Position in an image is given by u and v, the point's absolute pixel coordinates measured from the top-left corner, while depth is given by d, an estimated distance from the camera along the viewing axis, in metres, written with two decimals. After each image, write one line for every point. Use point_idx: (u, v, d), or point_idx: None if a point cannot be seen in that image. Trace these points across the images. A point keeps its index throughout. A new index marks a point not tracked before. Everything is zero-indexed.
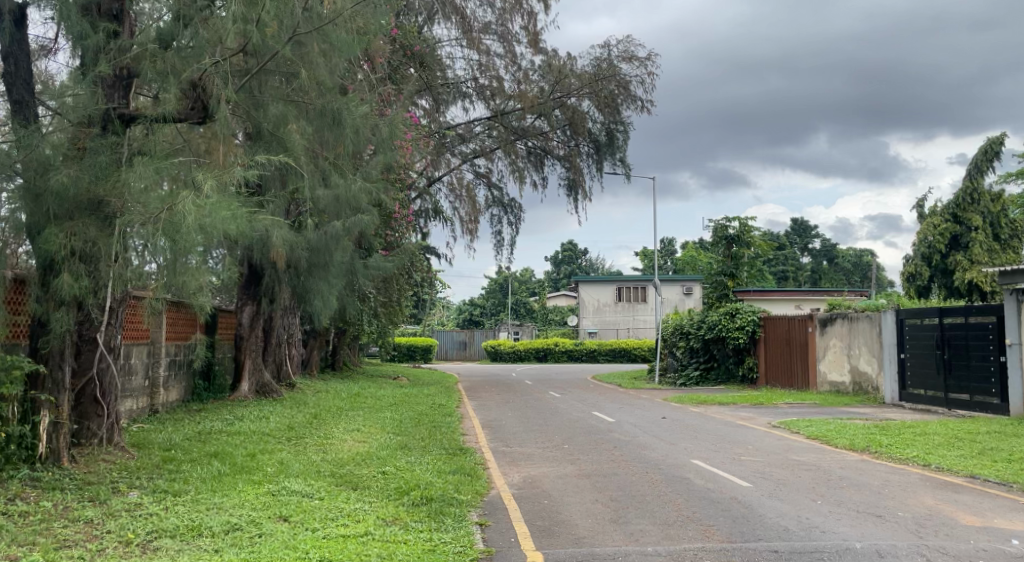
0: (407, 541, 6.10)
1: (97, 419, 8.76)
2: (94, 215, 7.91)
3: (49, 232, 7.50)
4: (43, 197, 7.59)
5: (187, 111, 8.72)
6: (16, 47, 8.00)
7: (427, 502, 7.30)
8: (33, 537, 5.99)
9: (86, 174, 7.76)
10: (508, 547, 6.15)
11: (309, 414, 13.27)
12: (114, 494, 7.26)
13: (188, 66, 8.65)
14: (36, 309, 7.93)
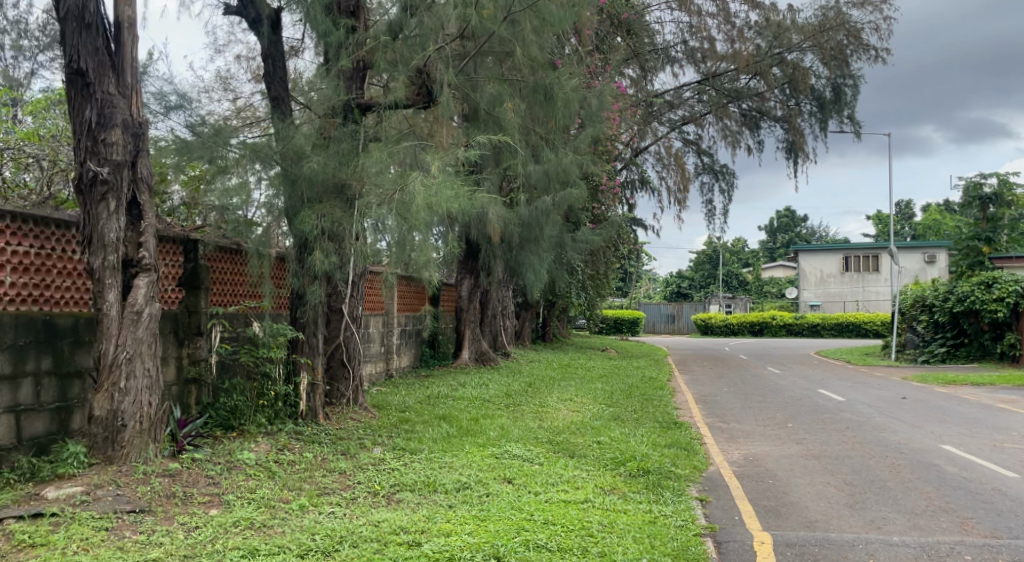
0: (627, 511, 6.27)
1: (345, 381, 9.70)
2: (339, 199, 8.62)
3: (303, 214, 8.32)
4: (298, 182, 8.47)
5: (415, 97, 9.18)
6: (274, 49, 8.86)
7: (644, 474, 7.49)
8: (300, 483, 6.67)
9: (332, 159, 8.50)
10: (731, 525, 6.20)
11: (526, 383, 13.88)
12: (362, 449, 8.04)
13: (415, 54, 9.14)
14: (294, 284, 8.85)
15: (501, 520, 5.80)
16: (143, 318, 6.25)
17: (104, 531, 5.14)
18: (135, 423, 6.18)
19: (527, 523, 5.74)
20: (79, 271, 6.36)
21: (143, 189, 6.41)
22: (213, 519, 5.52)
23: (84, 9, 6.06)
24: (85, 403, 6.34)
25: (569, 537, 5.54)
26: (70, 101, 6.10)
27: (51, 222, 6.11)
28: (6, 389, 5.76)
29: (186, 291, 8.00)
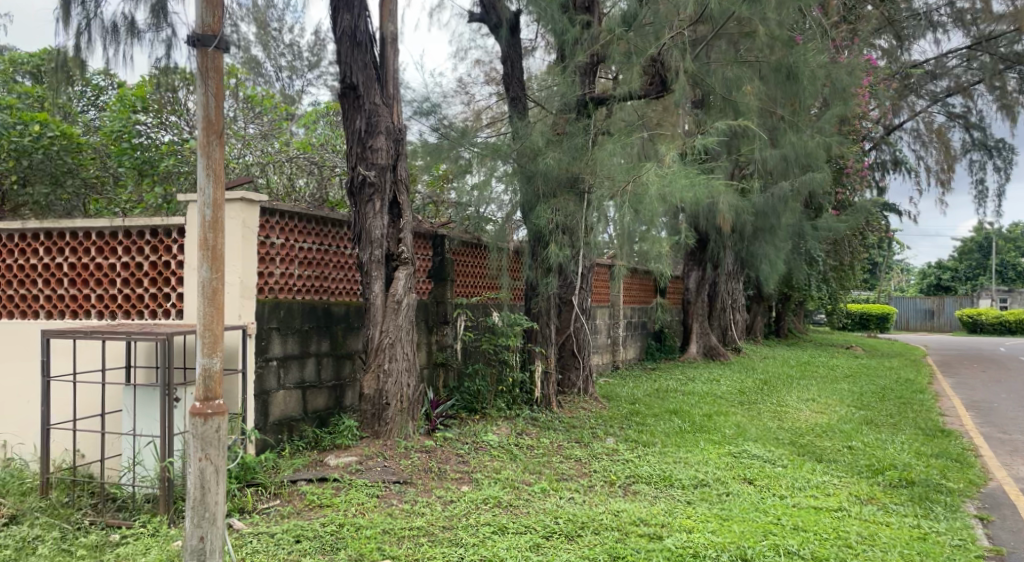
0: (890, 524, 5.96)
1: (576, 370, 9.73)
2: (572, 192, 8.62)
3: (539, 209, 8.49)
4: (533, 178, 8.54)
5: (647, 88, 9.24)
6: (512, 51, 9.30)
7: (907, 485, 7.08)
8: (539, 467, 6.83)
9: (566, 154, 8.45)
10: (1021, 551, 5.70)
11: (761, 380, 13.47)
12: (595, 438, 8.11)
13: (650, 43, 8.88)
14: (528, 275, 9.13)
15: (746, 521, 5.72)
16: (403, 307, 6.80)
17: (376, 498, 5.55)
18: (397, 402, 6.76)
19: (773, 527, 5.62)
20: (351, 264, 7.13)
21: (404, 189, 6.99)
22: (466, 494, 5.81)
23: (358, 28, 6.67)
24: (355, 381, 7.12)
25: (825, 546, 5.36)
26: (344, 112, 6.78)
27: (329, 221, 6.86)
28: (295, 366, 6.44)
29: (435, 283, 8.63)
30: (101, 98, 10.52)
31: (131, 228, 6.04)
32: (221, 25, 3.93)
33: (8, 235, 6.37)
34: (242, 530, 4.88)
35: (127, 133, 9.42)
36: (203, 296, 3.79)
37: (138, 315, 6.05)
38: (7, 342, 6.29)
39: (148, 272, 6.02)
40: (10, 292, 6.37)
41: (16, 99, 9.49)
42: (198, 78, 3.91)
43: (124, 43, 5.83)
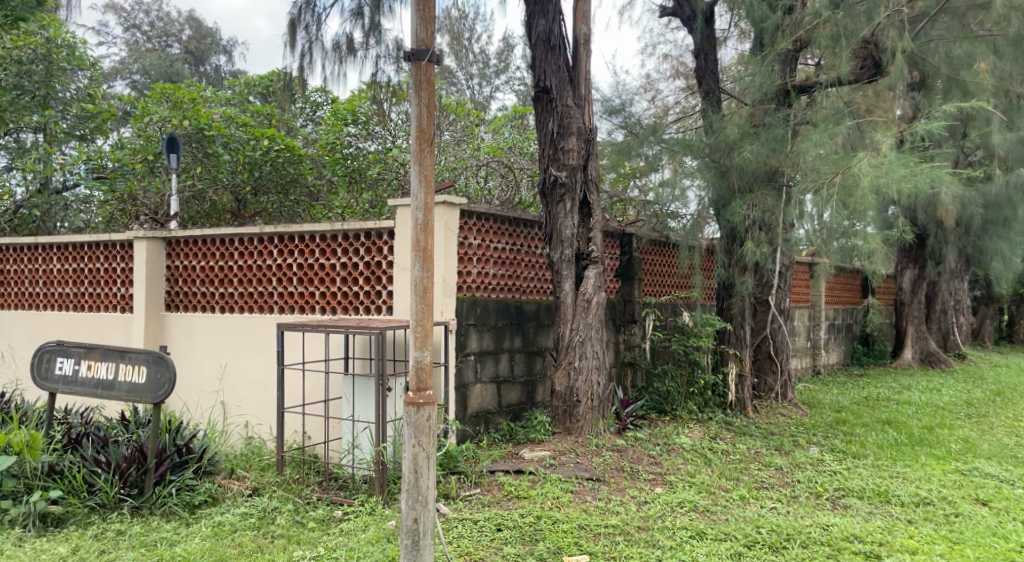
0: None
1: (774, 374, 9.38)
2: (771, 186, 8.22)
3: (734, 205, 8.15)
4: (727, 173, 8.23)
5: (858, 71, 8.33)
6: (706, 43, 8.90)
7: None
8: (737, 474, 6.57)
9: (764, 147, 7.94)
10: None
11: (989, 391, 12.35)
12: (798, 447, 7.66)
13: (861, 27, 7.83)
14: (724, 274, 8.81)
15: (979, 546, 5.24)
16: (593, 305, 6.91)
17: (570, 493, 5.68)
18: (588, 399, 6.87)
19: (1016, 556, 5.10)
20: (542, 263, 7.34)
21: (594, 190, 7.08)
22: (660, 497, 5.78)
23: (552, 33, 6.85)
24: (545, 377, 7.31)
25: None
26: (537, 116, 6.99)
27: (521, 222, 7.07)
28: (491, 361, 6.70)
29: (622, 282, 8.64)
30: (317, 113, 11.45)
31: (349, 231, 6.56)
32: (433, 39, 4.21)
33: (248, 238, 7.11)
34: (448, 515, 5.18)
35: (339, 144, 10.19)
36: (415, 293, 4.07)
37: (355, 311, 6.56)
38: (247, 334, 7.02)
39: (363, 272, 6.51)
40: (249, 289, 7.10)
41: (249, 118, 10.59)
42: (413, 90, 4.20)
43: (339, 62, 6.45)
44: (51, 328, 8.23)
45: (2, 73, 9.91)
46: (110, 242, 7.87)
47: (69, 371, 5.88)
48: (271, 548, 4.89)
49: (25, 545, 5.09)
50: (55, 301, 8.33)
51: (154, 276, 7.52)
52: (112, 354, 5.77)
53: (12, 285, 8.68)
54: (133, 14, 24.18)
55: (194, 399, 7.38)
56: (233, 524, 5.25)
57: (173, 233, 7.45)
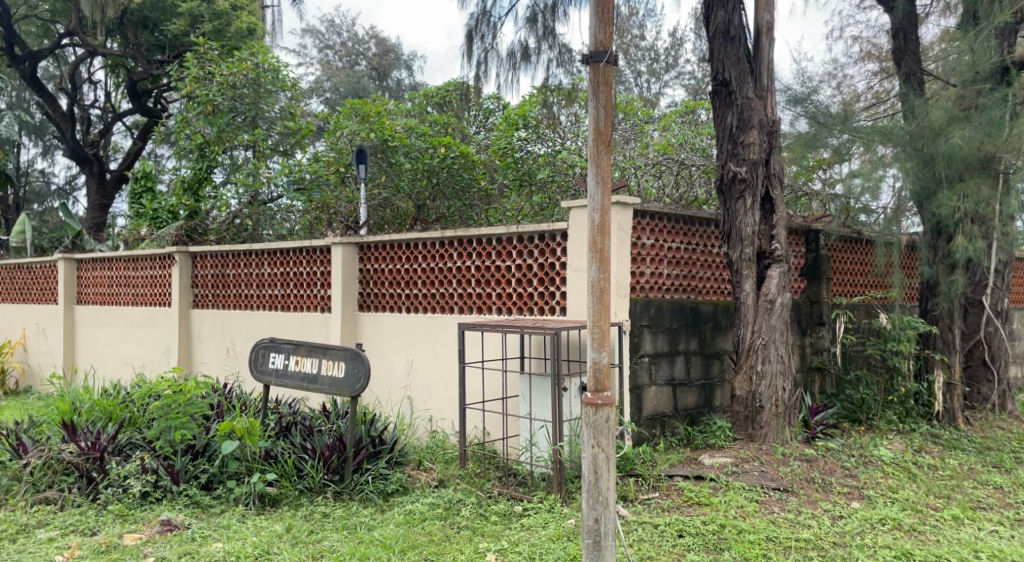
0: None
1: (989, 384, 8.51)
2: (984, 173, 7.40)
3: (942, 196, 7.44)
4: (933, 161, 7.48)
5: None
6: (906, 22, 8.24)
7: None
8: (948, 492, 6.00)
9: (979, 131, 7.20)
10: None
11: None
12: (1020, 465, 6.90)
13: None
14: (928, 272, 8.08)
15: None
16: (776, 306, 6.57)
17: (756, 503, 5.40)
18: (772, 406, 6.53)
19: None
20: (719, 263, 7.07)
21: (777, 184, 6.71)
22: (858, 512, 5.37)
23: (730, 23, 6.57)
24: (724, 381, 7.03)
25: None
26: (715, 110, 6.73)
27: (697, 220, 6.82)
28: (667, 363, 6.51)
29: (808, 281, 8.19)
30: (489, 120, 11.76)
31: (523, 233, 6.58)
32: (613, 40, 4.09)
33: (430, 241, 7.30)
34: (627, 518, 5.06)
35: (509, 148, 10.43)
36: (591, 294, 3.98)
37: (530, 312, 6.59)
38: (430, 333, 7.22)
39: (537, 273, 6.52)
40: (431, 290, 7.31)
41: (429, 127, 11.08)
42: (591, 91, 4.10)
43: (516, 70, 6.59)
44: (264, 326, 8.80)
45: (221, 97, 11.90)
46: (311, 248, 8.33)
47: (280, 365, 6.40)
48: (458, 539, 5.01)
49: (246, 521, 5.50)
50: (267, 301, 8.91)
51: (349, 279, 7.90)
52: (316, 351, 6.17)
53: (231, 287, 9.37)
54: (329, 37, 26.17)
55: (385, 394, 7.68)
56: (423, 513, 5.48)
57: (364, 238, 7.79)
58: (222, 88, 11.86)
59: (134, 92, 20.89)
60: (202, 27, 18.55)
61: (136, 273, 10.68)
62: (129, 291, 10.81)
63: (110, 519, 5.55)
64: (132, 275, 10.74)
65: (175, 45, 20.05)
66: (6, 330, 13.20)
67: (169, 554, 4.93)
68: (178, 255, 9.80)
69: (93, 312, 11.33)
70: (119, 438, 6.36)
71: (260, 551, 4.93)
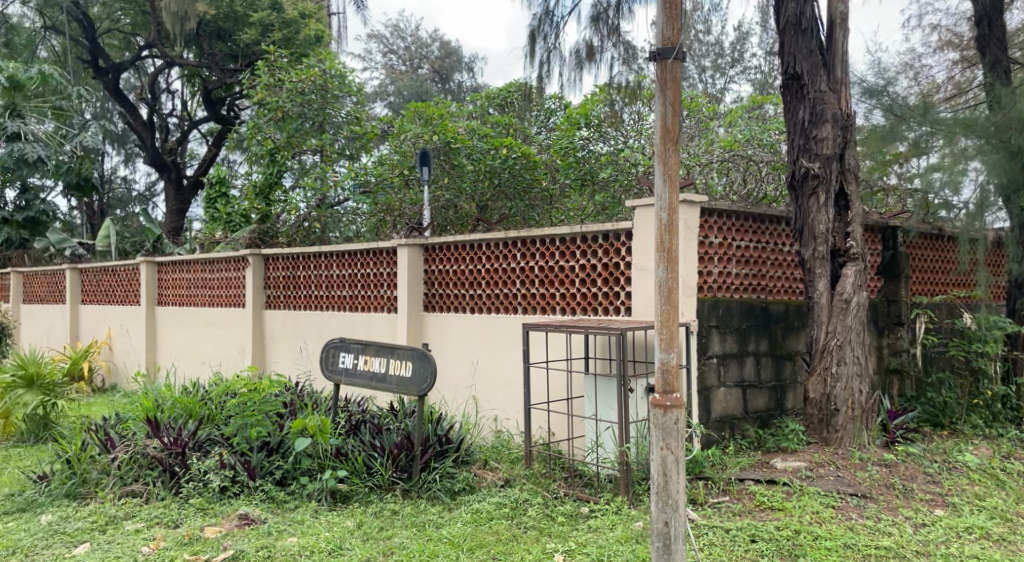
0: None
1: None
2: None
3: None
4: None
5: None
6: (990, 8, 7.92)
7: None
8: None
9: None
10: None
11: None
12: None
13: None
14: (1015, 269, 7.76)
15: None
16: (852, 306, 6.41)
17: (832, 509, 5.27)
18: (848, 409, 6.36)
19: None
20: (791, 262, 6.91)
21: (852, 179, 6.54)
22: (942, 520, 5.17)
23: (802, 15, 6.42)
24: (797, 383, 6.87)
25: None
26: (787, 105, 6.60)
27: (767, 218, 6.68)
28: (736, 364, 6.39)
29: (885, 280, 7.93)
30: (550, 121, 11.76)
31: (587, 233, 6.54)
32: (680, 36, 4.03)
33: (494, 242, 7.32)
34: (697, 521, 4.99)
35: (572, 148, 10.49)
36: (659, 294, 3.93)
37: (594, 312, 6.55)
38: (495, 334, 7.24)
39: (601, 273, 6.48)
40: (496, 291, 7.32)
41: (491, 129, 11.14)
42: (658, 89, 4.05)
43: (580, 69, 6.57)
44: (333, 326, 8.95)
45: (291, 104, 12.22)
46: (377, 250, 8.44)
47: (350, 364, 6.51)
48: (525, 538, 5.03)
49: (320, 516, 5.61)
50: (336, 301, 9.07)
51: (415, 279, 7.98)
52: (383, 351, 6.25)
53: (302, 289, 9.56)
54: (392, 42, 26.53)
55: (451, 393, 7.73)
56: (490, 512, 5.51)
57: (429, 240, 7.85)
58: (292, 95, 12.20)
59: (209, 101, 21.53)
60: (272, 36, 19.11)
61: (212, 275, 10.99)
62: (206, 292, 11.13)
63: (191, 512, 5.72)
64: (209, 277, 11.05)
65: (247, 54, 20.60)
66: (92, 330, 13.73)
67: (246, 548, 5.05)
68: (251, 257, 10.04)
69: (173, 313, 11.70)
70: (199, 434, 6.54)
71: (333, 547, 5.03)
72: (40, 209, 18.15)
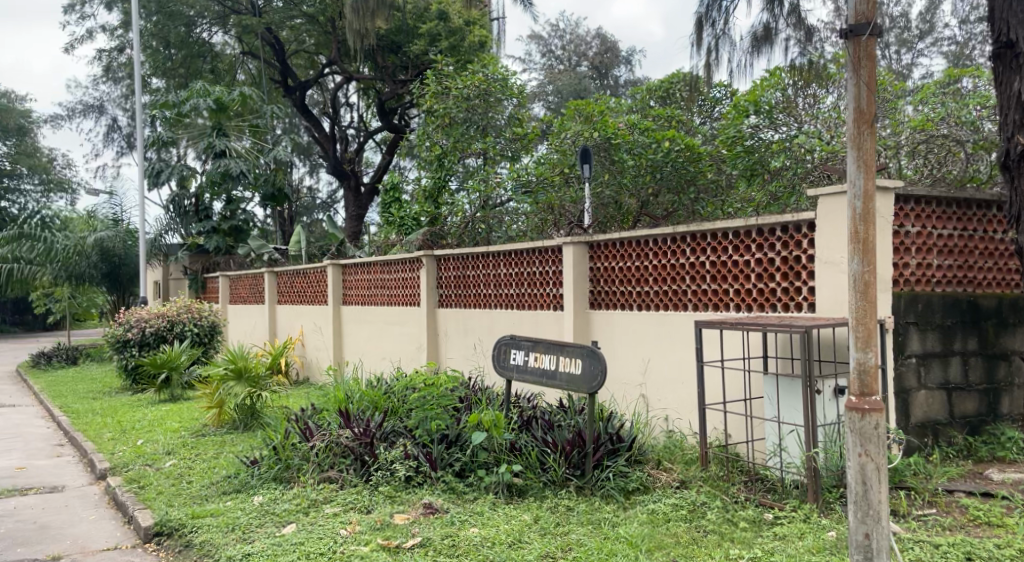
0: None
1: None
2: None
3: None
4: None
5: None
6: None
7: None
8: None
9: None
10: None
11: None
12: None
13: None
14: None
15: None
16: None
17: None
18: None
19: None
20: (1001, 252, 6.33)
21: None
22: None
23: None
24: (1011, 386, 6.29)
25: None
26: (998, 77, 6.06)
27: (972, 204, 6.15)
28: (938, 364, 5.92)
29: None
30: (716, 110, 11.55)
31: (764, 226, 6.26)
32: (875, 10, 3.72)
33: (663, 238, 7.19)
34: (901, 534, 4.66)
35: (740, 136, 10.00)
36: (854, 288, 3.68)
37: (773, 308, 6.27)
38: (666, 331, 7.08)
39: (780, 267, 6.19)
40: (665, 287, 7.17)
41: (653, 122, 11.05)
42: (849, 67, 3.75)
43: (752, 52, 6.17)
44: (502, 324, 9.09)
45: (457, 109, 12.63)
46: (543, 248, 8.49)
47: (521, 361, 6.57)
48: (707, 543, 4.87)
49: (498, 509, 5.69)
50: (504, 300, 9.21)
51: (580, 277, 7.96)
52: (553, 348, 6.26)
53: (471, 287, 9.77)
54: (550, 41, 26.76)
55: (621, 391, 7.63)
56: (667, 513, 5.39)
57: (594, 236, 7.80)
58: (457, 101, 12.62)
59: (382, 111, 22.60)
60: (439, 45, 19.83)
61: (390, 275, 11.46)
62: (384, 292, 11.62)
63: (380, 499, 5.97)
64: (387, 277, 11.53)
65: (416, 64, 21.34)
66: (286, 328, 14.68)
67: (433, 536, 5.21)
68: (425, 258, 10.38)
69: (356, 311, 12.29)
70: (384, 425, 6.81)
71: (513, 539, 5.09)
72: (242, 219, 19.70)
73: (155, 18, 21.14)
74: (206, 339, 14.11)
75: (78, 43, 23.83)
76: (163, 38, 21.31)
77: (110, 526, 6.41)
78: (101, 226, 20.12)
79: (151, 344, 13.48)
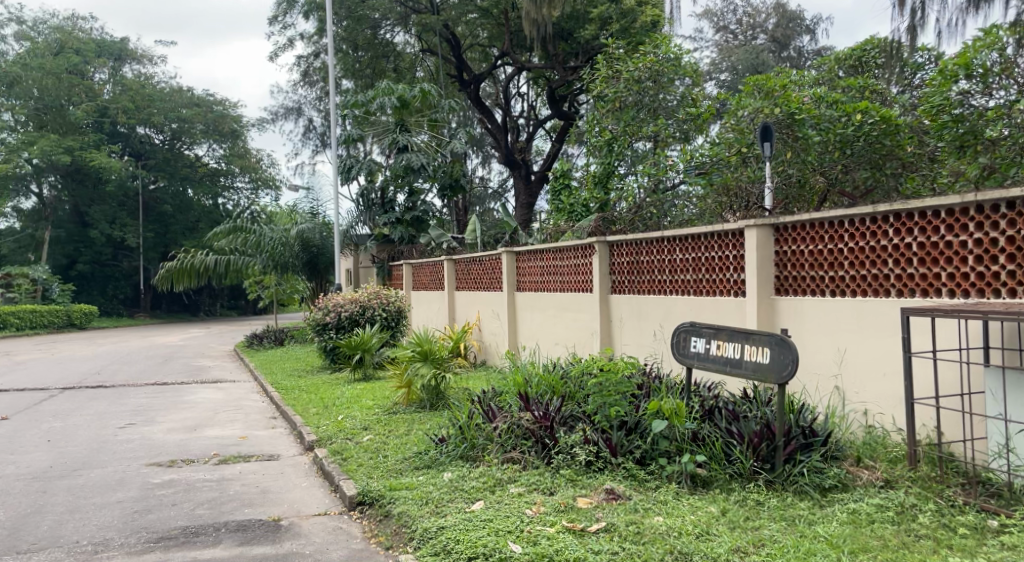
0: None
1: None
2: None
3: None
4: None
5: None
6: None
7: None
8: None
9: None
10: None
11: None
12: None
13: None
14: None
15: None
16: None
17: None
18: None
19: None
20: None
21: None
22: None
23: None
24: None
25: None
26: None
27: None
28: None
29: None
30: (917, 78, 10.70)
31: (985, 202, 5.67)
32: None
33: (860, 219, 6.69)
34: None
35: (946, 104, 9.07)
36: None
37: (997, 294, 5.68)
38: (865, 318, 6.60)
39: (1005, 248, 5.59)
40: (862, 272, 6.67)
41: (842, 94, 10.41)
42: None
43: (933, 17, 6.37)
44: (678, 310, 8.86)
45: (628, 92, 12.47)
46: (722, 232, 8.15)
47: (702, 349, 6.34)
48: (920, 548, 4.50)
49: (682, 499, 5.53)
50: (679, 285, 8.95)
51: (764, 261, 7.56)
52: (737, 336, 5.99)
53: (645, 273, 9.58)
54: (724, 16, 25.79)
55: (811, 381, 7.21)
56: (870, 514, 5.02)
57: (781, 218, 7.38)
58: (629, 84, 12.45)
59: (553, 99, 22.73)
60: (611, 28, 19.58)
61: (563, 261, 11.45)
62: (558, 278, 11.62)
63: (563, 482, 5.97)
64: (560, 263, 11.53)
65: (588, 49, 21.26)
66: (465, 313, 15.07)
67: (617, 521, 5.13)
68: (597, 244, 10.29)
69: (530, 297, 12.40)
70: (563, 409, 6.77)
71: (701, 531, 4.91)
72: (422, 209, 20.44)
73: (346, 23, 22.12)
74: (393, 323, 14.75)
75: (280, 51, 25.56)
76: (353, 42, 22.40)
77: (320, 493, 6.80)
78: (302, 219, 21.54)
79: (346, 327, 14.25)
